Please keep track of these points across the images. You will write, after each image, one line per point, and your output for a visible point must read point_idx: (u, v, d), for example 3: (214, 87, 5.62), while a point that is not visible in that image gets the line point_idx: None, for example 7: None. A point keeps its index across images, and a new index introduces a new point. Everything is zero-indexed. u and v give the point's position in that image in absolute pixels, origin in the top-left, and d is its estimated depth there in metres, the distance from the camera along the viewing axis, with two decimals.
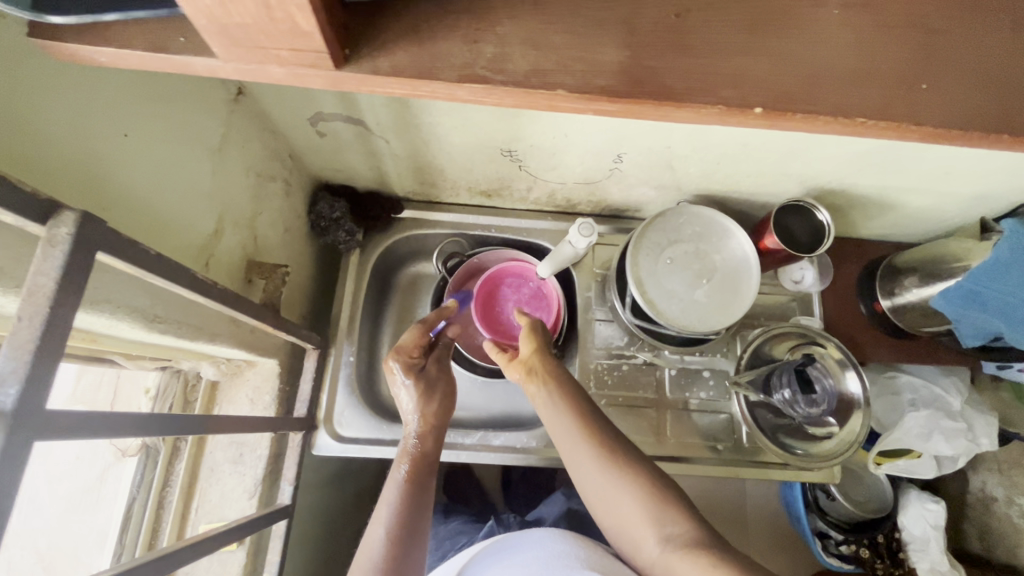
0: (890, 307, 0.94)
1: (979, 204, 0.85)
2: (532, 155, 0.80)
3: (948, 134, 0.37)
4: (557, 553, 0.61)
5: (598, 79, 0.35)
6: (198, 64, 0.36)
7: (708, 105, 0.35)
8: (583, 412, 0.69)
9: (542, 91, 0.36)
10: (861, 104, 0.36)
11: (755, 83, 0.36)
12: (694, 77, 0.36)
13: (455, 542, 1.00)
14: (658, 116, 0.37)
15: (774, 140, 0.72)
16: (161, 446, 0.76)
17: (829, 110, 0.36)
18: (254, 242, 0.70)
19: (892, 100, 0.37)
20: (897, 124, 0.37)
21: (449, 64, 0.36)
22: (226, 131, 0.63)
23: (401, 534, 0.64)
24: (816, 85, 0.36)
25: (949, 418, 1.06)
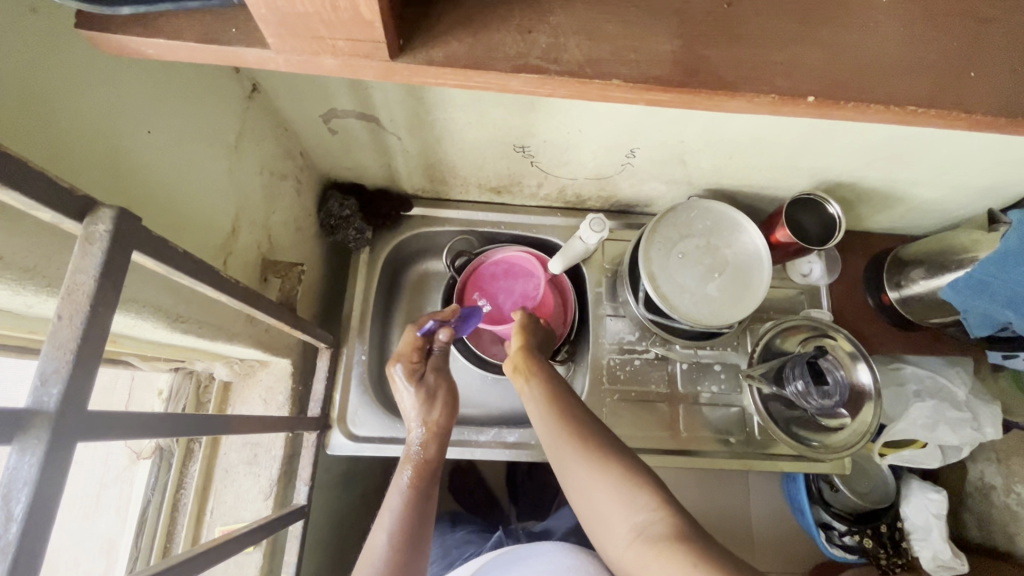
0: (897, 299, 0.95)
1: (986, 196, 0.86)
2: (546, 151, 0.80)
3: (995, 121, 0.38)
4: (569, 566, 0.63)
5: (652, 69, 0.35)
6: (252, 55, 0.36)
7: (760, 94, 0.35)
8: (567, 409, 0.66)
9: (595, 81, 0.36)
10: (908, 93, 0.37)
11: (807, 72, 0.36)
12: (745, 66, 0.36)
13: (462, 553, 0.97)
14: (708, 106, 0.37)
15: (789, 134, 0.73)
16: (176, 448, 0.75)
17: (882, 98, 0.36)
18: (268, 240, 0.70)
19: (940, 89, 0.37)
20: (947, 112, 0.37)
21: (504, 54, 0.36)
22: (241, 128, 0.62)
23: (401, 545, 0.63)
24: (866, 74, 0.37)
25: (954, 408, 1.07)
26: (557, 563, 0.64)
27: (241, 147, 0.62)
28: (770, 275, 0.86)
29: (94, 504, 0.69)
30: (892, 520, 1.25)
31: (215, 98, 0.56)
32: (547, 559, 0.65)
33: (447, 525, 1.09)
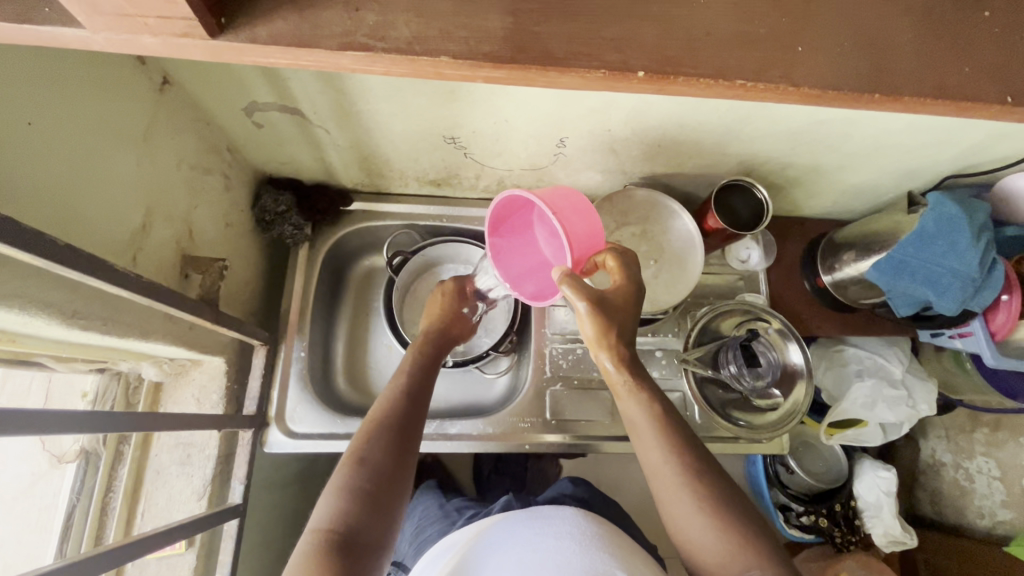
0: (832, 282, 0.97)
1: (907, 179, 0.88)
2: (476, 141, 0.80)
3: (825, 94, 0.39)
4: (587, 532, 0.60)
5: (482, 46, 0.37)
6: (70, 36, 0.35)
7: (590, 69, 0.37)
8: (673, 422, 0.64)
9: (425, 58, 0.37)
10: (739, 67, 0.38)
11: (638, 48, 0.37)
12: (576, 41, 0.37)
13: (463, 513, 0.95)
14: (544, 83, 0.38)
15: (709, 120, 0.74)
16: (102, 452, 0.74)
17: (710, 73, 0.38)
18: (189, 236, 0.69)
19: (770, 63, 0.38)
20: (776, 85, 0.38)
21: (331, 32, 0.36)
22: (151, 122, 0.61)
23: (399, 415, 0.62)
24: (697, 48, 0.38)
25: (891, 386, 1.11)
26: (573, 529, 0.60)
27: (152, 141, 0.61)
28: (702, 261, 0.88)
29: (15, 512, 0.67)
30: (846, 499, 1.29)
31: (117, 89, 0.55)
32: (562, 524, 0.61)
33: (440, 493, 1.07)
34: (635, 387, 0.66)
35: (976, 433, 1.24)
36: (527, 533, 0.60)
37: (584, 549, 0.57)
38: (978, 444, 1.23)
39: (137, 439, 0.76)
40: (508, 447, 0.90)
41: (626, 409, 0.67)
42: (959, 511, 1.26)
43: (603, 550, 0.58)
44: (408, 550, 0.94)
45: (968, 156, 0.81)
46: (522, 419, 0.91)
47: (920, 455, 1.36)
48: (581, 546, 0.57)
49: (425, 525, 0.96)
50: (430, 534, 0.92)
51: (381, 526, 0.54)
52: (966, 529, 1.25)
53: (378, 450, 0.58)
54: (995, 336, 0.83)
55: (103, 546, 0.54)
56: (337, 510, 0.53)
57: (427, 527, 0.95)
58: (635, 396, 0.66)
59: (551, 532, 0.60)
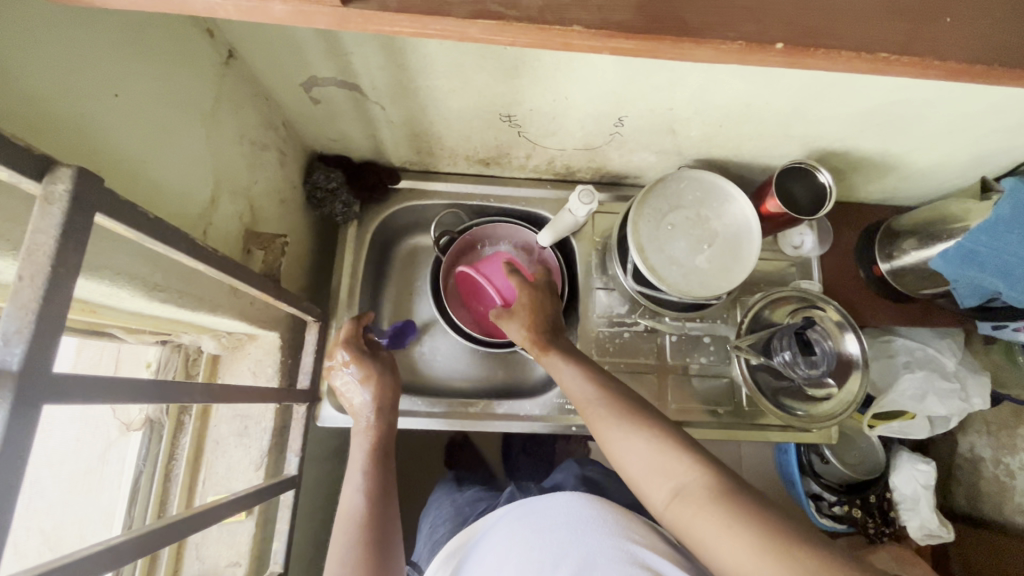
0: (889, 270, 0.94)
1: (979, 165, 0.84)
2: (532, 120, 0.79)
3: (971, 68, 0.38)
4: (586, 517, 0.62)
5: (615, 15, 0.36)
6: (199, 2, 0.33)
7: (729, 39, 0.36)
8: (601, 380, 0.69)
9: (557, 28, 0.36)
10: (885, 40, 0.37)
11: (778, 21, 0.36)
12: (718, 10, 0.37)
13: (476, 508, 0.97)
14: (673, 57, 0.37)
15: (777, 99, 0.71)
16: (166, 420, 0.76)
17: (851, 46, 0.36)
18: (250, 211, 0.69)
19: (915, 35, 0.38)
20: (920, 60, 0.37)
21: (463, 1, 0.36)
22: (217, 95, 0.61)
23: (374, 477, 0.69)
24: (837, 19, 0.37)
25: (944, 379, 1.08)
26: (568, 515, 0.62)
27: (218, 114, 0.61)
28: (755, 245, 0.86)
29: (89, 475, 0.70)
30: (881, 491, 1.29)
31: (187, 62, 0.55)
32: (556, 511, 0.63)
33: (453, 487, 1.08)
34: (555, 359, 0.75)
35: (1019, 429, 1.20)
36: (525, 531, 0.62)
37: (580, 538, 0.59)
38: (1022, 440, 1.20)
39: (198, 410, 0.78)
40: (555, 429, 0.90)
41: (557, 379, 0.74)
42: (997, 507, 1.24)
43: (602, 535, 0.59)
44: (422, 551, 0.96)
45: None
46: (566, 402, 0.91)
47: (958, 450, 1.34)
48: (581, 534, 0.59)
49: (439, 522, 0.99)
50: (442, 534, 0.95)
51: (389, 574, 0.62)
52: (1003, 526, 1.22)
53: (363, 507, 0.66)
54: None
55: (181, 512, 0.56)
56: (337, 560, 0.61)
57: (440, 526, 0.97)
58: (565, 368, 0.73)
59: (550, 524, 0.61)
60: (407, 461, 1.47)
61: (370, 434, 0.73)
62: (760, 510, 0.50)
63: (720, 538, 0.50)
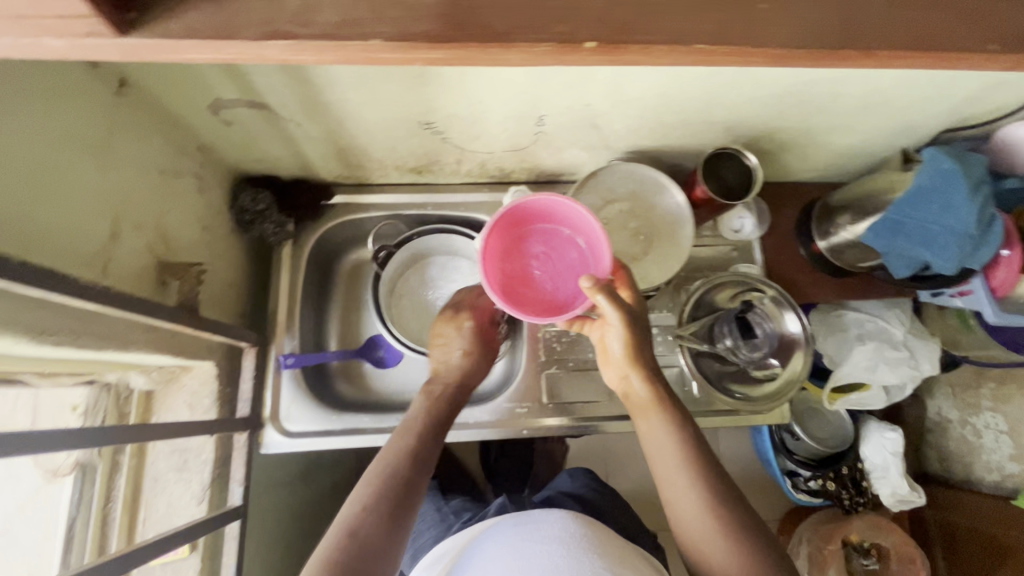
0: (826, 247, 0.96)
1: (902, 136, 0.85)
2: (453, 126, 0.78)
3: (794, 54, 0.37)
4: (573, 535, 0.61)
5: (417, 25, 0.35)
6: None
7: (536, 41, 0.35)
8: (690, 436, 0.66)
9: (355, 42, 0.35)
10: (695, 32, 0.36)
11: (588, 19, 0.36)
12: (517, 18, 0.36)
13: (461, 516, 0.98)
14: (489, 62, 0.37)
15: (691, 88, 0.71)
16: (98, 463, 0.74)
17: (667, 38, 0.36)
18: (163, 242, 0.67)
19: (731, 23, 0.36)
20: (736, 50, 0.36)
21: (250, 21, 0.35)
22: (111, 127, 0.59)
23: (403, 473, 0.63)
24: (650, 12, 0.36)
25: (893, 348, 1.10)
26: (560, 533, 0.61)
27: (114, 147, 0.59)
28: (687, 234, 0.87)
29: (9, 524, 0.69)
30: (853, 462, 1.30)
31: (66, 95, 0.52)
32: (550, 526, 0.63)
33: (439, 495, 1.08)
34: (656, 414, 0.67)
35: (982, 389, 1.23)
36: (515, 540, 0.62)
37: (569, 557, 0.58)
38: (985, 399, 1.22)
39: (132, 447, 0.76)
40: (504, 433, 0.90)
41: (645, 426, 0.68)
42: (967, 467, 1.26)
43: (589, 558, 0.58)
44: (407, 556, 0.99)
45: (964, 109, 0.78)
46: (518, 405, 0.91)
47: (927, 414, 1.36)
48: (566, 550, 0.59)
49: (424, 529, 0.99)
50: (426, 540, 0.96)
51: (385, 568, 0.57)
52: (975, 485, 1.24)
53: (381, 501, 0.60)
54: (996, 292, 0.82)
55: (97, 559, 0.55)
56: (340, 547, 0.56)
57: (426, 532, 0.98)
58: (649, 413, 0.68)
59: (538, 537, 0.61)
60: None
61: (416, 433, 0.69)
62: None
63: None
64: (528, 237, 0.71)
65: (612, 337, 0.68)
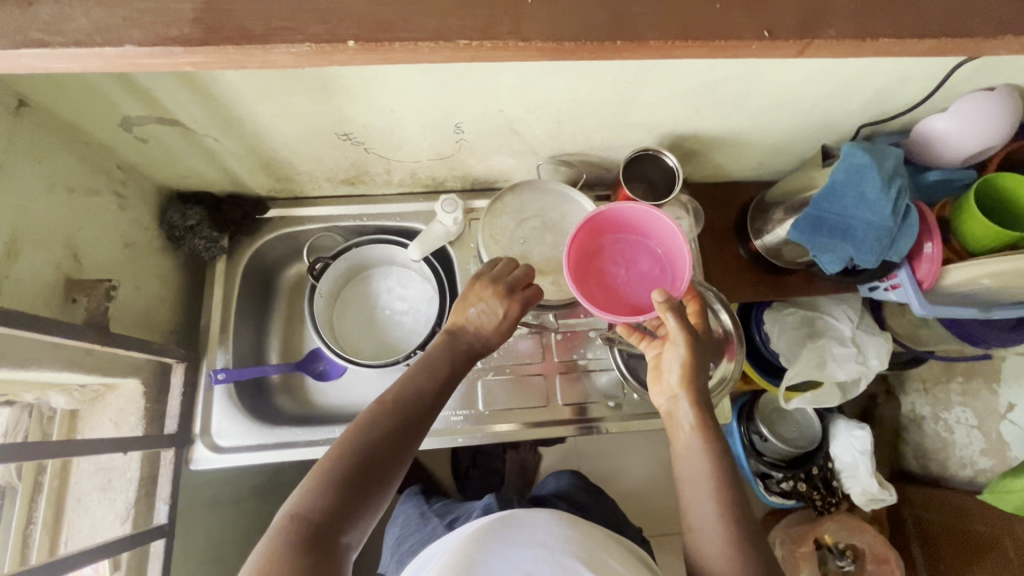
0: (761, 246, 0.96)
1: (824, 132, 0.86)
2: (372, 136, 0.79)
3: (560, 46, 0.39)
4: (557, 537, 0.63)
5: (170, 29, 0.38)
6: None
7: (294, 43, 0.38)
8: (726, 463, 0.62)
9: (111, 48, 0.38)
10: (460, 27, 0.39)
11: (348, 17, 0.39)
12: (276, 17, 0.38)
13: (443, 518, 0.99)
14: (262, 63, 0.40)
15: (598, 91, 0.72)
16: (18, 484, 0.73)
17: (420, 35, 0.38)
18: (72, 259, 0.68)
19: (496, 20, 0.39)
20: (502, 42, 0.39)
21: (6, 31, 0.38)
22: (7, 148, 0.60)
23: (390, 441, 0.60)
24: (409, 9, 0.39)
25: (839, 344, 1.10)
26: (544, 535, 0.64)
27: (11, 167, 0.60)
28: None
29: None
30: (822, 461, 1.29)
31: None
32: (535, 529, 0.65)
33: (423, 498, 1.09)
34: (695, 437, 0.64)
35: (951, 383, 1.23)
36: (500, 543, 0.63)
37: (553, 556, 0.60)
38: (955, 394, 1.22)
39: (55, 467, 0.76)
40: (442, 442, 0.89)
41: (679, 439, 0.65)
42: (943, 465, 1.24)
43: (570, 557, 0.60)
44: (390, 561, 1.00)
45: (878, 103, 0.79)
46: (453, 412, 0.90)
47: (902, 411, 1.36)
48: (553, 552, 0.61)
49: (406, 535, 1.00)
50: (411, 545, 0.97)
51: (351, 524, 0.55)
52: (948, 482, 1.23)
53: (364, 463, 0.57)
54: (922, 285, 0.82)
55: None
56: (316, 504, 0.54)
57: (410, 536, 0.99)
58: (689, 433, 0.64)
59: (523, 540, 0.63)
60: None
61: (412, 398, 0.64)
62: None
63: None
64: (604, 244, 0.76)
65: (671, 358, 0.67)
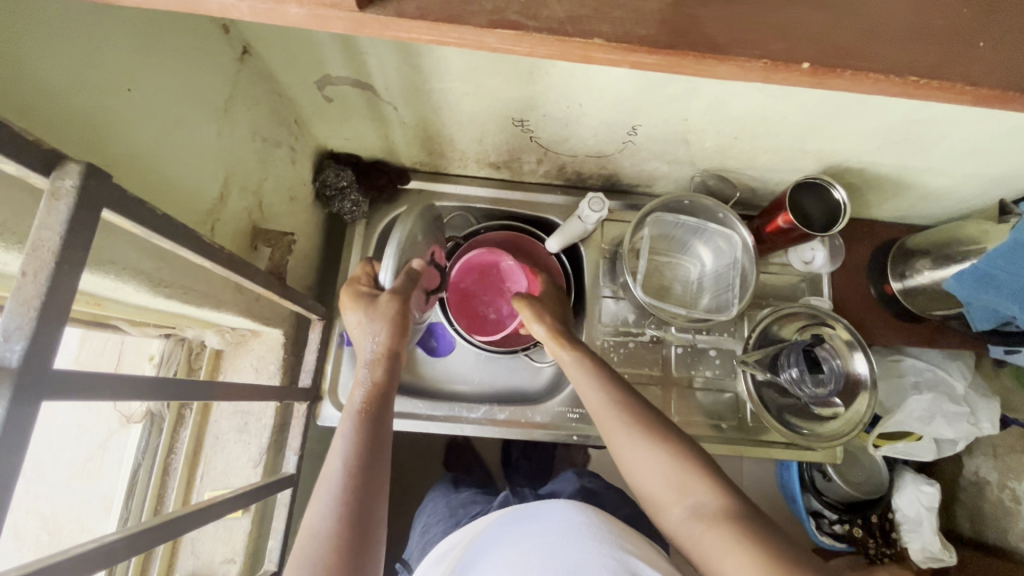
0: (901, 290, 0.93)
1: (1000, 186, 0.83)
2: (544, 126, 0.78)
3: (1003, 96, 0.34)
4: (575, 524, 0.58)
5: (638, 29, 0.32)
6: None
7: (752, 59, 0.32)
8: (636, 410, 0.65)
9: (577, 40, 0.33)
10: (914, 62, 0.33)
11: (805, 36, 0.33)
12: (738, 28, 0.33)
13: (468, 511, 0.87)
14: (697, 73, 0.34)
15: (793, 113, 0.70)
16: (166, 413, 0.77)
17: (881, 67, 0.33)
18: (259, 208, 0.69)
19: (948, 59, 0.34)
20: (952, 85, 0.33)
21: (480, 8, 0.33)
22: (232, 92, 0.60)
23: (358, 476, 0.58)
24: (868, 38, 0.33)
25: (953, 402, 1.06)
26: (562, 522, 0.58)
27: (231, 112, 0.61)
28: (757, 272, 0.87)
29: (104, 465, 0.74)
30: (883, 510, 1.22)
31: (202, 58, 0.54)
32: (549, 516, 0.59)
33: (449, 486, 0.99)
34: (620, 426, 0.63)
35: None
36: (516, 534, 0.59)
37: (574, 548, 0.55)
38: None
39: (198, 404, 0.79)
40: (554, 436, 0.90)
41: (607, 432, 0.64)
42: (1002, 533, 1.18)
43: (595, 545, 0.56)
44: (415, 549, 0.90)
45: None
46: (570, 410, 0.91)
47: (963, 472, 1.27)
48: (569, 543, 0.55)
49: (432, 523, 0.90)
50: (434, 535, 0.87)
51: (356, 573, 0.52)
52: (1009, 552, 1.15)
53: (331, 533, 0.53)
54: None
55: (164, 515, 0.51)
56: None
57: (433, 527, 0.89)
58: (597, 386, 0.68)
59: (538, 529, 0.58)
60: (403, 454, 1.35)
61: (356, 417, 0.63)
62: (790, 555, 0.49)
63: (727, 558, 0.50)
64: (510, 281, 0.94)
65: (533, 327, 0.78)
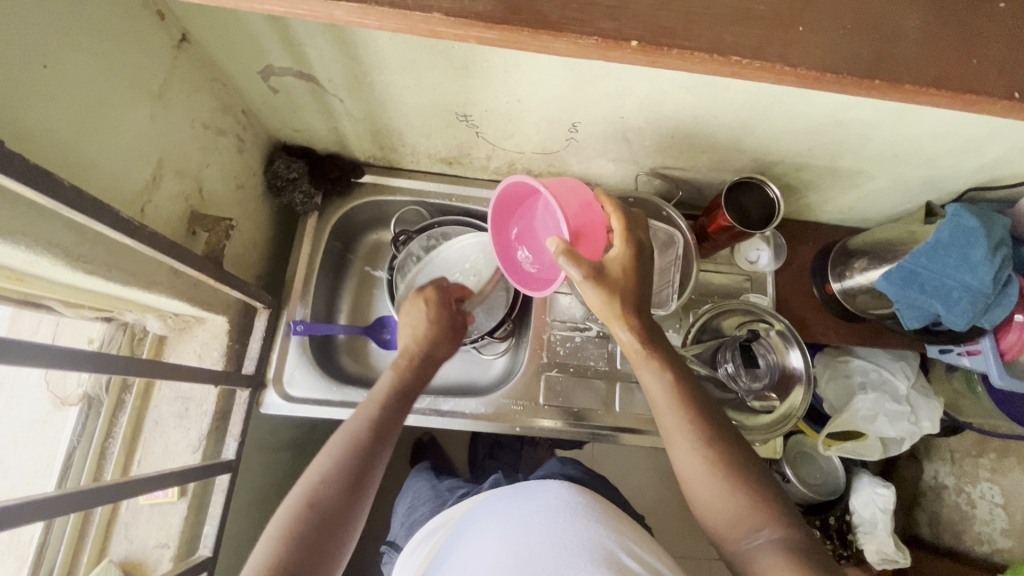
0: (839, 290, 0.95)
1: (929, 189, 0.86)
2: (488, 121, 0.80)
3: (822, 76, 0.38)
4: (570, 503, 0.60)
5: (474, 4, 0.36)
6: None
7: (583, 35, 0.36)
8: (700, 412, 0.62)
9: (420, 15, 0.37)
10: (736, 43, 0.37)
11: (635, 16, 0.37)
12: (572, 7, 0.37)
13: (455, 492, 0.88)
14: (539, 48, 0.38)
15: (722, 113, 0.73)
16: (104, 398, 0.77)
17: (702, 46, 0.37)
18: (198, 194, 0.70)
19: (767, 40, 0.37)
20: (771, 65, 0.37)
21: None
22: (169, 79, 0.62)
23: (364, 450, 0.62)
24: (693, 20, 0.37)
25: (894, 401, 1.08)
26: (557, 501, 0.60)
27: (167, 97, 0.62)
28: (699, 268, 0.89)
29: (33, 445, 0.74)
30: (840, 512, 1.23)
31: (134, 42, 0.55)
32: (545, 495, 0.61)
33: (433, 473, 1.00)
34: (683, 434, 0.60)
35: (981, 459, 1.17)
36: (514, 508, 0.60)
37: (569, 522, 0.57)
38: (983, 470, 1.16)
39: (139, 390, 0.79)
40: (500, 427, 0.91)
41: (667, 434, 0.62)
42: (956, 534, 1.20)
43: (588, 523, 0.57)
44: (401, 531, 0.90)
45: (995, 169, 0.78)
46: (515, 402, 0.92)
47: (922, 477, 1.29)
48: (568, 522, 0.56)
49: (417, 504, 0.90)
50: (422, 514, 0.87)
51: (331, 544, 0.55)
52: (963, 555, 1.17)
53: (330, 494, 0.57)
54: (1005, 355, 0.83)
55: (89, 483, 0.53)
56: (277, 555, 0.52)
57: (421, 507, 0.89)
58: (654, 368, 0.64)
59: (534, 505, 0.59)
60: None
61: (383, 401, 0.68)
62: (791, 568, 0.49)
63: None
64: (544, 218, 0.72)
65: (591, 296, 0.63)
